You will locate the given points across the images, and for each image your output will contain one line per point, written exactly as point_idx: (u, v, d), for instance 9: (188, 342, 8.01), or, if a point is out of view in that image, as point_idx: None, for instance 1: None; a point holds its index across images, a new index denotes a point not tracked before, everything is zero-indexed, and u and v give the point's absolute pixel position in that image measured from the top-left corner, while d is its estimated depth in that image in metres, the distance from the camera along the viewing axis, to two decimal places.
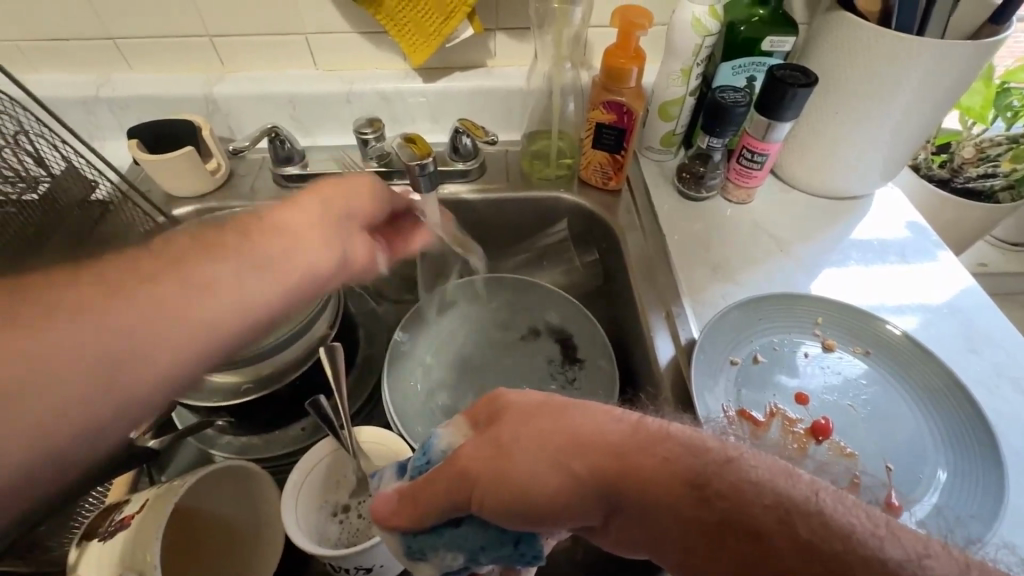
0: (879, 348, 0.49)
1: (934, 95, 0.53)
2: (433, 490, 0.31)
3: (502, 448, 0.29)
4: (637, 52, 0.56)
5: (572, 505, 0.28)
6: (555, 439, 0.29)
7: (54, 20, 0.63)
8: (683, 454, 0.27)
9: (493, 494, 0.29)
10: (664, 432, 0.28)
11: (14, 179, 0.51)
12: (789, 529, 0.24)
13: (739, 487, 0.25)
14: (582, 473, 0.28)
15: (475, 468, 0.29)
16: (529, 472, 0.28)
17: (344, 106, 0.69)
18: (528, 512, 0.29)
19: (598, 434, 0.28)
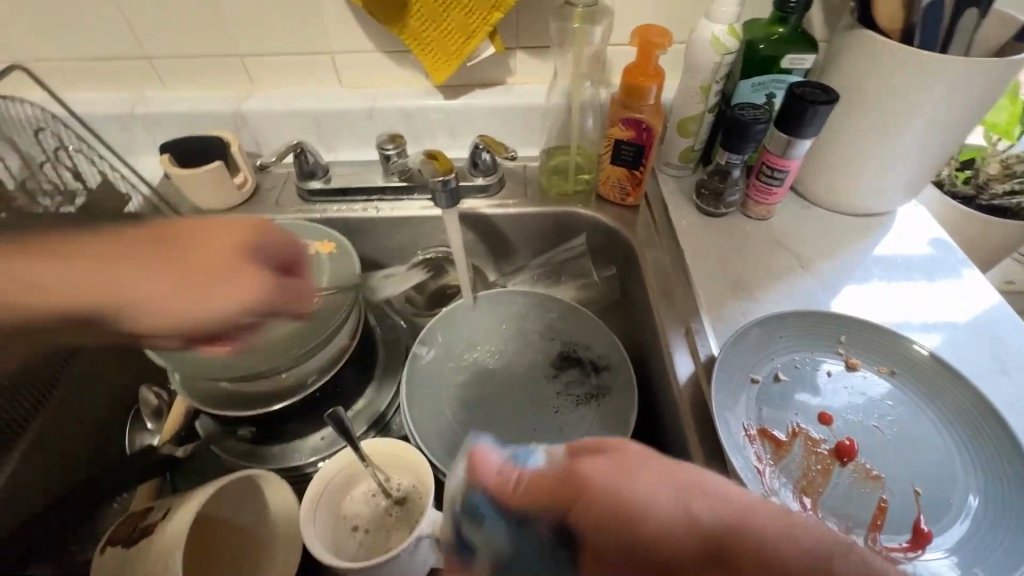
0: (904, 367, 0.48)
1: (963, 109, 0.53)
2: (540, 482, 0.30)
3: (624, 465, 0.29)
4: (655, 70, 0.56)
5: (668, 555, 0.26)
6: (677, 475, 0.28)
7: (95, 42, 0.67)
8: (811, 536, 0.25)
9: (604, 503, 0.27)
10: (836, 545, 0.25)
11: (55, 193, 0.54)
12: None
13: None
14: (701, 518, 0.26)
15: (594, 474, 0.28)
16: (654, 501, 0.27)
17: (365, 121, 0.71)
18: (632, 534, 0.26)
19: (733, 506, 0.26)
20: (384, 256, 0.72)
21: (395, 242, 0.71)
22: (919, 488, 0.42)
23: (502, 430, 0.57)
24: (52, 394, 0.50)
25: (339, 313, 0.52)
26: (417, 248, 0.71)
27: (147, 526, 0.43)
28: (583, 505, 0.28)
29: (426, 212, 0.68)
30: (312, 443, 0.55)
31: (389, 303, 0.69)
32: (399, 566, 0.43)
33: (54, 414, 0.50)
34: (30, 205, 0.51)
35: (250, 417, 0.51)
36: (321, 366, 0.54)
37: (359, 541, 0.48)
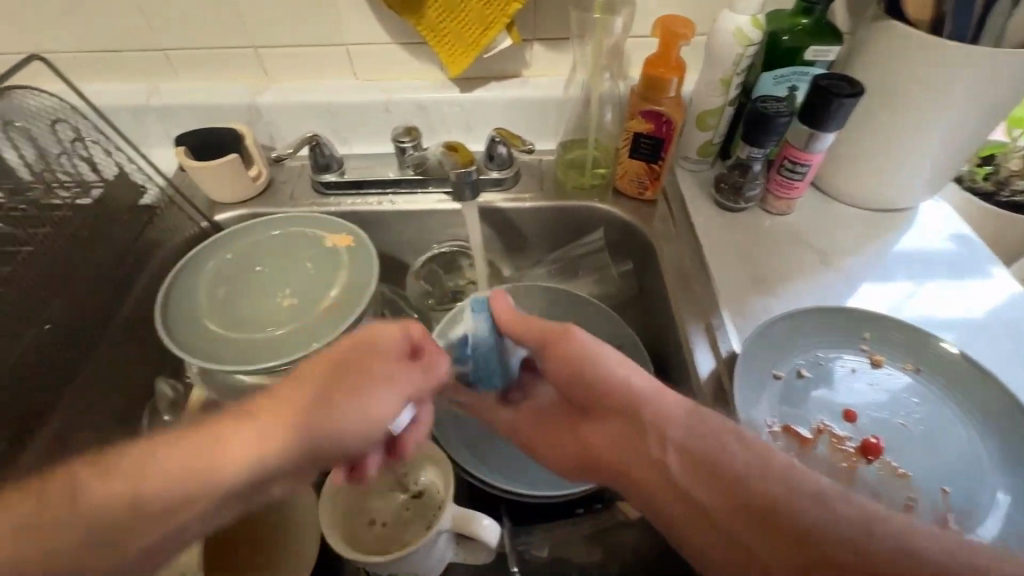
0: (930, 365, 0.47)
1: (993, 102, 0.51)
2: (539, 336, 0.47)
3: (595, 342, 0.44)
4: (678, 62, 0.55)
5: (601, 397, 0.43)
6: (627, 360, 0.44)
7: (111, 34, 0.66)
8: (714, 424, 0.39)
9: (572, 350, 0.44)
10: (712, 413, 0.40)
11: (71, 185, 0.53)
12: (755, 517, 0.34)
13: (733, 457, 0.36)
14: (632, 384, 0.42)
15: (574, 336, 0.45)
16: (606, 362, 0.43)
17: (380, 114, 0.71)
18: (577, 373, 0.44)
19: (656, 386, 0.42)
20: (398, 250, 0.72)
21: (409, 236, 0.70)
22: (948, 486, 0.41)
23: None
24: (70, 386, 0.51)
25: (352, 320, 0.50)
26: (431, 242, 0.71)
27: None
28: (564, 353, 0.44)
29: (441, 206, 0.67)
30: None
31: (404, 297, 0.68)
32: (418, 560, 0.42)
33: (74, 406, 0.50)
34: (46, 198, 0.51)
35: None
36: None
37: (376, 534, 0.48)
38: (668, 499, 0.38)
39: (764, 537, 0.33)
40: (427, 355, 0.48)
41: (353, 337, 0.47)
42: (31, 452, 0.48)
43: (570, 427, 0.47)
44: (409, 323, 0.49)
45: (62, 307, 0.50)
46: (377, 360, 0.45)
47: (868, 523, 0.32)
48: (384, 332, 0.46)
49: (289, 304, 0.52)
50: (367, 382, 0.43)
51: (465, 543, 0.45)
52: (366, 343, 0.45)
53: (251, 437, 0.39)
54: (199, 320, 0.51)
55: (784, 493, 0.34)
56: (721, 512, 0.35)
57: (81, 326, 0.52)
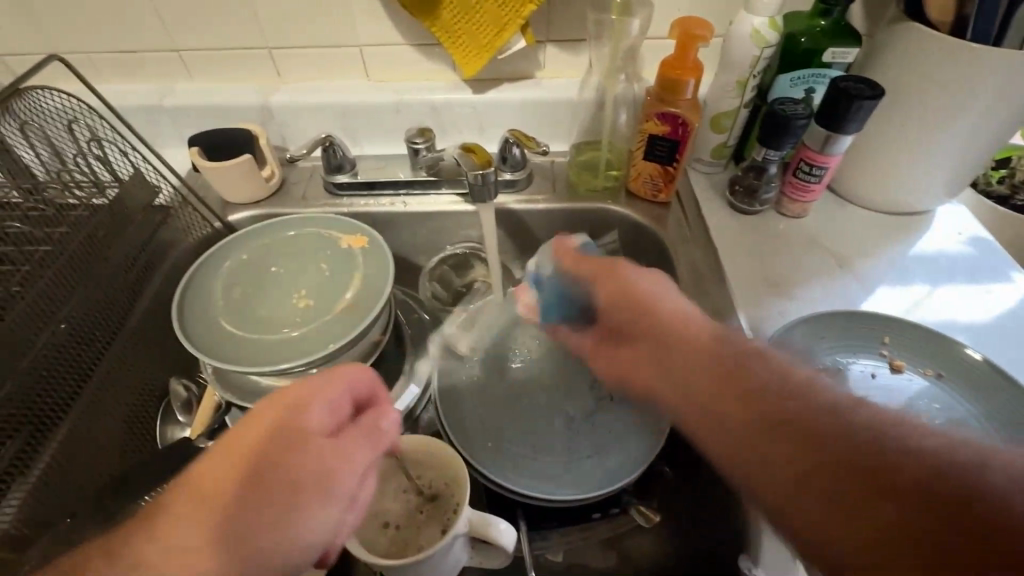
0: (951, 370, 0.47)
1: (1015, 105, 0.51)
2: (591, 270, 0.47)
3: (622, 271, 0.45)
4: (695, 64, 0.55)
5: (630, 325, 0.42)
6: (652, 290, 0.42)
7: (126, 34, 0.66)
8: (748, 352, 0.37)
9: (611, 283, 0.44)
10: (740, 340, 0.38)
11: (88, 186, 0.54)
12: (802, 443, 0.31)
13: (765, 375, 0.35)
14: (658, 311, 0.41)
15: (608, 271, 0.45)
16: (640, 288, 0.42)
17: (393, 114, 0.70)
18: (616, 303, 0.43)
19: (681, 312, 0.41)
20: (410, 251, 0.72)
21: (421, 238, 0.70)
22: None
23: None
24: (87, 384, 0.50)
25: (366, 323, 0.49)
26: (444, 243, 0.71)
27: None
28: (608, 286, 0.44)
29: (454, 207, 0.67)
30: None
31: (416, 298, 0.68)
32: (433, 563, 0.42)
33: (89, 406, 0.50)
34: (61, 198, 0.51)
35: None
36: (361, 354, 0.53)
37: (391, 539, 0.47)
38: (715, 432, 0.35)
39: (815, 459, 0.30)
40: (354, 443, 0.36)
41: (272, 416, 0.36)
42: (48, 451, 0.46)
43: (622, 361, 0.44)
44: (347, 371, 0.39)
45: (77, 305, 0.50)
46: (298, 476, 0.33)
47: (908, 437, 0.29)
48: (333, 394, 0.37)
49: (304, 306, 0.52)
50: (286, 512, 0.32)
51: (482, 547, 0.45)
52: (295, 433, 0.35)
53: (155, 545, 0.31)
54: (213, 320, 0.51)
55: (809, 412, 0.32)
56: (770, 446, 0.32)
57: (94, 325, 0.52)
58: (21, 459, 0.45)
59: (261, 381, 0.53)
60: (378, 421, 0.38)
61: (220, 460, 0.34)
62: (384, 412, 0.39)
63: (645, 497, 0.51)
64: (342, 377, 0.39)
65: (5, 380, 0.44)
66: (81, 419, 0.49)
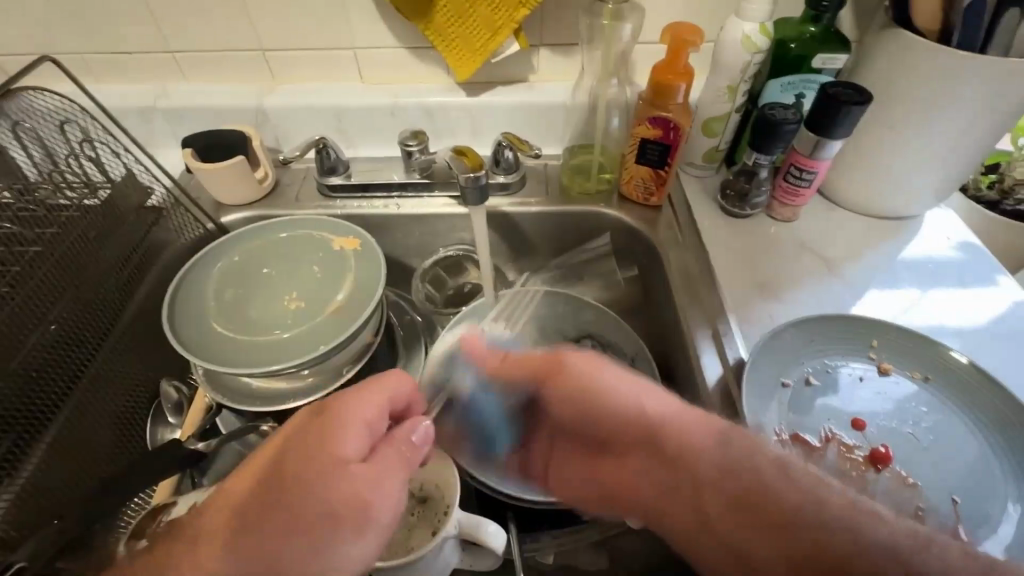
0: (939, 373, 0.47)
1: (1000, 111, 0.51)
2: (533, 366, 0.48)
3: (576, 372, 0.45)
4: (686, 68, 0.55)
5: (603, 424, 0.44)
6: (619, 388, 0.43)
7: (120, 35, 0.66)
8: (723, 452, 0.38)
9: (566, 386, 0.45)
10: (740, 434, 0.38)
11: (79, 186, 0.53)
12: (764, 530, 0.34)
13: (735, 479, 0.36)
14: (630, 413, 0.42)
15: (539, 363, 0.47)
16: (600, 386, 0.44)
17: (387, 117, 0.71)
18: (580, 403, 0.45)
19: (653, 407, 0.42)
20: (403, 253, 0.72)
21: (414, 240, 0.70)
22: (959, 496, 0.41)
23: None
24: (78, 384, 0.50)
25: (357, 324, 0.49)
26: (437, 246, 0.71)
27: (170, 518, 0.41)
28: (563, 383, 0.45)
29: (446, 209, 0.67)
30: None
31: (408, 300, 0.68)
32: (423, 564, 0.41)
33: (80, 406, 0.50)
34: (52, 198, 0.51)
35: (272, 412, 0.52)
36: (355, 353, 0.54)
37: None
38: (695, 527, 0.38)
39: (764, 543, 0.34)
40: (390, 461, 0.36)
41: (305, 433, 0.36)
42: (36, 450, 0.46)
43: (576, 457, 0.48)
44: (382, 384, 0.40)
45: (68, 305, 0.50)
46: (332, 501, 0.34)
47: (861, 528, 0.31)
48: (366, 411, 0.38)
49: (296, 307, 0.52)
50: (321, 536, 0.33)
51: (472, 548, 0.45)
52: (329, 457, 0.35)
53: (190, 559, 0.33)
54: (204, 321, 0.50)
55: (769, 514, 0.34)
56: (749, 545, 0.35)
57: (85, 325, 0.52)
58: (9, 458, 0.44)
59: (250, 383, 0.52)
60: (409, 432, 0.39)
61: (258, 478, 0.35)
62: (416, 424, 0.39)
63: None
64: (375, 387, 0.39)
65: None
66: (71, 418, 0.49)
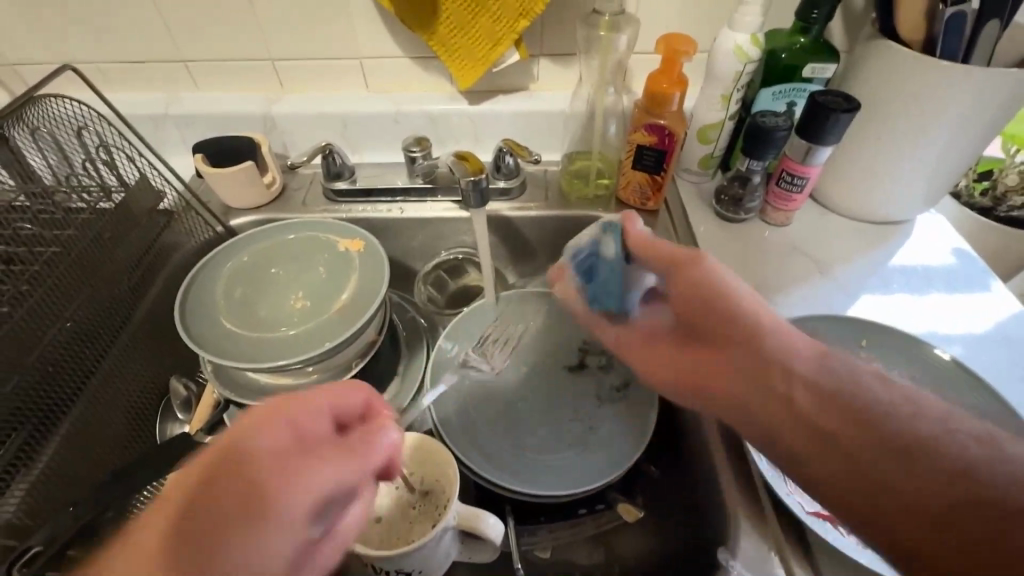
0: (926, 372, 0.49)
1: (985, 118, 0.53)
2: (668, 258, 0.44)
3: (687, 262, 0.43)
4: (680, 77, 0.58)
5: (709, 324, 0.41)
6: (731, 297, 0.40)
7: (134, 45, 0.69)
8: (837, 374, 0.37)
9: (688, 280, 0.42)
10: (840, 359, 0.38)
11: (94, 190, 0.55)
12: (860, 430, 0.33)
13: (852, 395, 0.35)
14: (738, 316, 0.40)
15: (668, 256, 0.44)
16: (728, 287, 0.41)
17: (391, 124, 0.73)
18: (699, 301, 0.41)
19: (767, 317, 0.40)
20: (406, 256, 0.74)
21: (417, 243, 0.72)
22: None
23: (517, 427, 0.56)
24: (89, 381, 0.52)
25: (360, 322, 0.51)
26: (439, 249, 0.73)
27: None
28: (689, 273, 0.42)
29: (449, 213, 0.69)
30: None
31: (410, 302, 0.70)
32: (422, 556, 0.43)
33: (93, 401, 0.52)
34: (68, 202, 0.53)
35: None
36: (360, 350, 0.55)
37: (380, 531, 0.49)
38: (785, 425, 0.36)
39: (880, 460, 0.32)
40: (348, 481, 0.32)
41: (232, 468, 0.29)
42: (51, 443, 0.48)
43: (660, 351, 0.47)
44: (331, 392, 0.36)
45: (83, 304, 0.52)
46: (274, 538, 0.28)
47: (990, 459, 0.30)
48: (305, 424, 0.33)
49: (302, 306, 0.54)
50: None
51: (471, 541, 0.46)
52: (262, 495, 0.29)
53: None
54: (214, 319, 0.52)
55: (874, 431, 0.33)
56: (842, 438, 0.34)
57: (98, 324, 0.53)
58: (25, 451, 0.46)
59: (256, 379, 0.54)
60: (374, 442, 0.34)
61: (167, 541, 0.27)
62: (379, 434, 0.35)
63: (629, 495, 0.53)
64: (317, 396, 0.35)
65: (12, 374, 0.45)
66: (84, 413, 0.51)
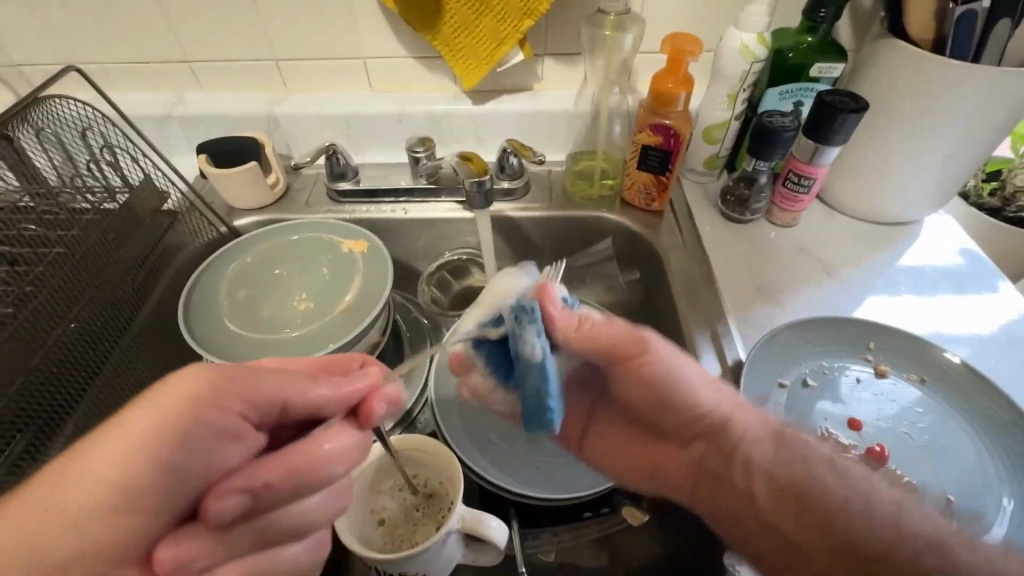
0: (935, 376, 0.48)
1: (995, 118, 0.52)
2: (613, 341, 0.43)
3: (636, 355, 0.43)
4: (686, 77, 0.57)
5: (671, 414, 0.44)
6: (694, 383, 0.43)
7: (138, 45, 0.69)
8: (787, 459, 0.39)
9: (633, 374, 0.43)
10: (794, 437, 0.40)
11: (99, 192, 0.55)
12: (798, 515, 0.36)
13: (798, 477, 0.37)
14: (702, 404, 0.42)
15: (617, 339, 0.43)
16: (677, 377, 0.42)
17: (395, 124, 0.73)
18: (654, 391, 0.43)
19: (727, 403, 0.42)
20: (409, 256, 0.73)
21: (421, 243, 0.72)
22: (954, 497, 0.42)
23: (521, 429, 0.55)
24: (94, 381, 0.52)
25: (363, 325, 0.51)
26: (442, 249, 0.72)
27: None
28: (642, 370, 0.43)
29: (452, 214, 0.69)
30: None
31: (414, 302, 0.70)
32: (426, 559, 0.42)
33: (98, 402, 0.52)
34: (73, 203, 0.53)
35: None
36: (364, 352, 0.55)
37: (384, 534, 0.48)
38: (738, 508, 0.39)
39: (806, 537, 0.35)
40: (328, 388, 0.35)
41: (200, 425, 0.28)
42: (55, 444, 0.48)
43: (626, 439, 0.49)
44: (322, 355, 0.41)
45: (87, 305, 0.52)
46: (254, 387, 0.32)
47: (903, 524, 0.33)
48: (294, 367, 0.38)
49: (305, 307, 0.54)
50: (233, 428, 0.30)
51: (475, 544, 0.46)
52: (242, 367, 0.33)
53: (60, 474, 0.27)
54: (218, 320, 0.52)
55: (811, 511, 0.36)
56: (782, 521, 0.37)
57: (103, 325, 0.53)
58: (29, 452, 0.46)
59: None
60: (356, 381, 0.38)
61: (121, 488, 0.26)
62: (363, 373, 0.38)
63: (636, 499, 0.51)
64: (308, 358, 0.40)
65: (17, 375, 0.45)
66: (89, 414, 0.51)
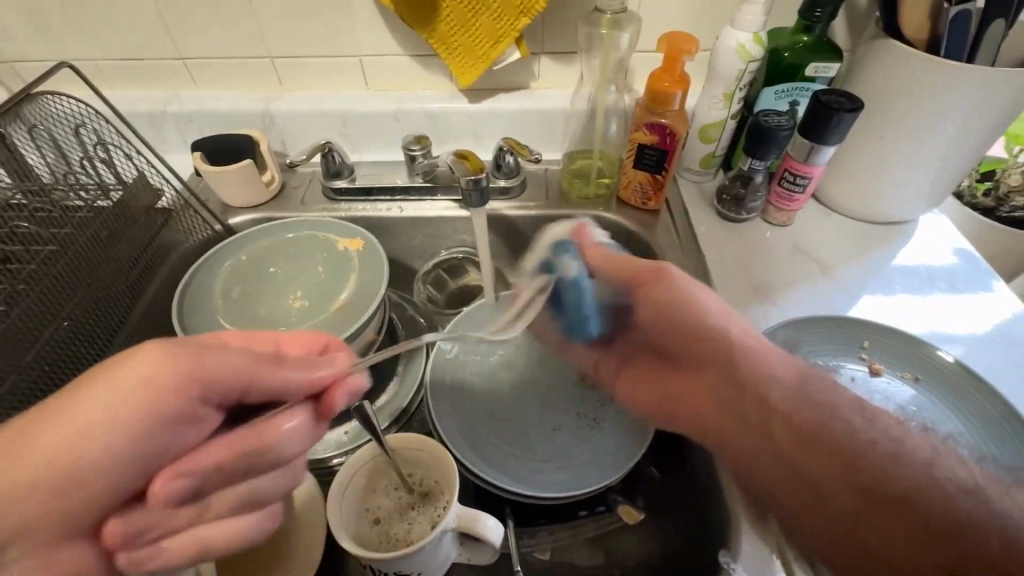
0: (929, 375, 0.48)
1: (989, 118, 0.53)
2: (631, 274, 0.49)
3: (659, 279, 0.48)
4: (682, 76, 0.57)
5: (695, 347, 0.46)
6: (717, 314, 0.46)
7: (133, 42, 0.68)
8: (808, 391, 0.40)
9: (653, 303, 0.48)
10: (821, 375, 0.41)
11: (92, 190, 0.55)
12: (815, 448, 0.38)
13: (820, 408, 0.39)
14: (726, 340, 0.44)
15: (640, 271, 0.49)
16: (695, 306, 0.46)
17: (391, 122, 0.72)
18: (680, 321, 0.47)
19: (750, 335, 0.45)
20: (405, 255, 0.73)
21: (417, 242, 0.72)
22: None
23: (517, 429, 0.55)
24: None
25: (359, 324, 0.50)
26: (439, 248, 0.72)
27: None
28: (661, 293, 0.48)
29: (448, 212, 0.69)
30: (334, 437, 0.57)
31: (410, 301, 0.70)
32: (422, 558, 0.42)
33: None
34: (66, 201, 0.52)
35: None
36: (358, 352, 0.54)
37: (379, 533, 0.48)
38: (755, 440, 0.41)
39: (823, 465, 0.37)
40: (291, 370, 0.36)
41: (154, 418, 0.30)
42: None
43: (651, 371, 0.52)
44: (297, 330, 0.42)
45: (80, 303, 0.51)
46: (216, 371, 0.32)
47: (930, 468, 0.35)
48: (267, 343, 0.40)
49: (301, 306, 0.54)
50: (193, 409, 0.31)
51: (470, 543, 0.46)
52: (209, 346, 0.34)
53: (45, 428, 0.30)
54: (212, 319, 0.52)
55: (831, 446, 0.37)
56: (797, 455, 0.39)
57: (97, 322, 0.53)
58: None
59: None
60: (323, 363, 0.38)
61: (101, 457, 0.29)
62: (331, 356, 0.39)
63: (631, 497, 0.52)
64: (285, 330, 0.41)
65: (9, 374, 0.45)
66: None
